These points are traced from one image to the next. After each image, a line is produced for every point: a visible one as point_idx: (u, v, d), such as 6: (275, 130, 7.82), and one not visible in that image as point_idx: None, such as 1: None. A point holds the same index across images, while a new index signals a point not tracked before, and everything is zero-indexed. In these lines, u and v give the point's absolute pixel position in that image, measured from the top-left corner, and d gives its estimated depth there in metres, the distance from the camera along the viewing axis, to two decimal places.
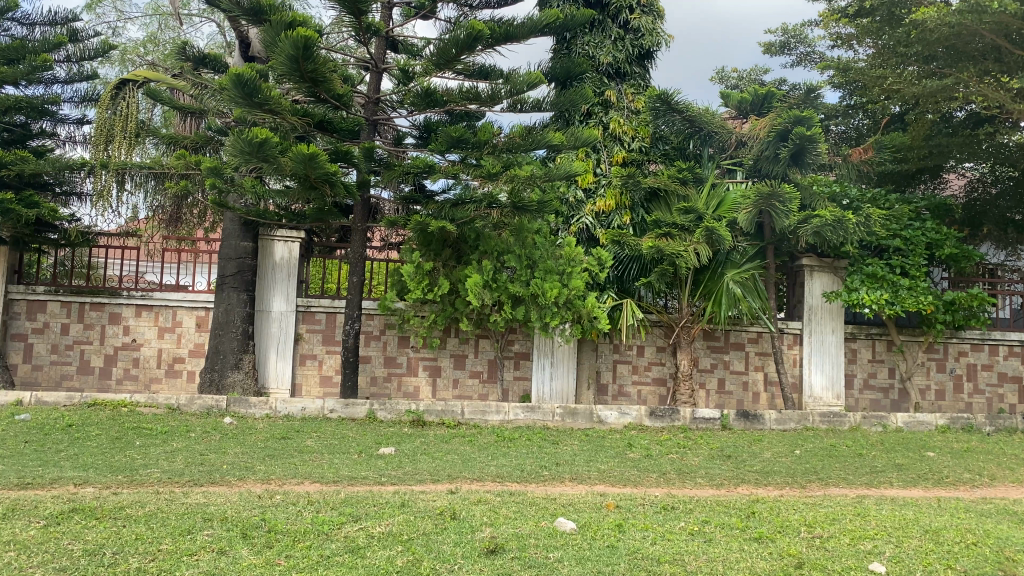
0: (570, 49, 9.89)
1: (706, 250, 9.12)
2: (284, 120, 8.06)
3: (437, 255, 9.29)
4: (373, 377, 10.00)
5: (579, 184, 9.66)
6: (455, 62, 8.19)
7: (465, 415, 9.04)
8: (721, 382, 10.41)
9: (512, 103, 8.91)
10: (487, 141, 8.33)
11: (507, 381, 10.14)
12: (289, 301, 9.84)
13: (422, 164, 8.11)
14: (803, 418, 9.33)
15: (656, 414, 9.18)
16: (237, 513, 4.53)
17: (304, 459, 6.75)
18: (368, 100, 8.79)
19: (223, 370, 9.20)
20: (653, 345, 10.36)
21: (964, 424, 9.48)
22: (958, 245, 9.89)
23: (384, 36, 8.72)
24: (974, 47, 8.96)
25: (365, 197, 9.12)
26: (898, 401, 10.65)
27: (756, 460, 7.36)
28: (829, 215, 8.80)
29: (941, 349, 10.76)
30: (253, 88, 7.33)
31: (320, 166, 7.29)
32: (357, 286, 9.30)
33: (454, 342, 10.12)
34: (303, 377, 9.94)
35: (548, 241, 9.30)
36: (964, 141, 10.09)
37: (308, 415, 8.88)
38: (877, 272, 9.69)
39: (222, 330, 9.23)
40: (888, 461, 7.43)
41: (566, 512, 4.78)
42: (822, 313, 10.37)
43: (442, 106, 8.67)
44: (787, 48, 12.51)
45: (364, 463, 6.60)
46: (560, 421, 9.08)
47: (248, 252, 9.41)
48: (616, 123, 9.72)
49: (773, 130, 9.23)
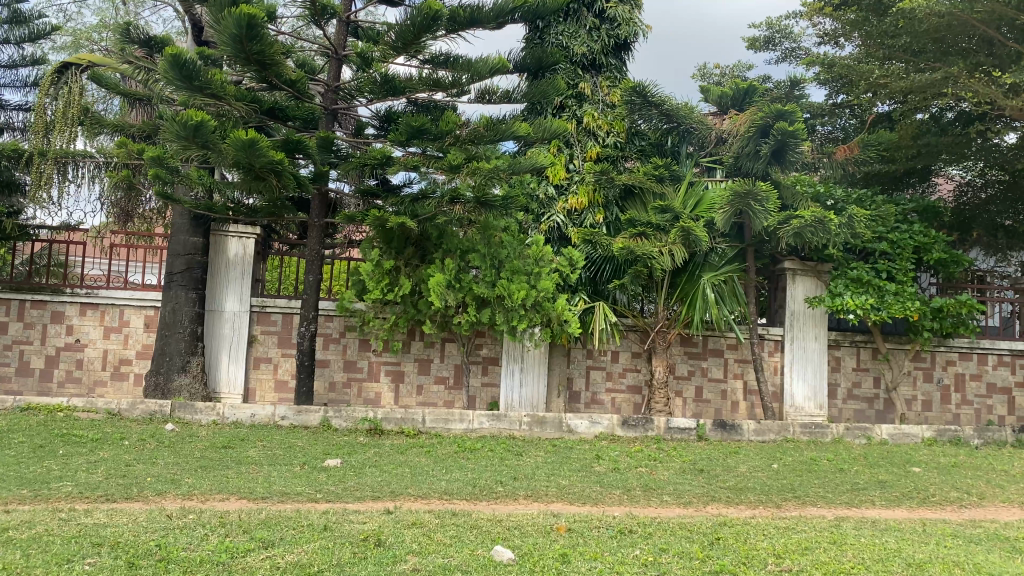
0: (543, 39, 9.41)
1: (682, 251, 8.63)
2: (231, 106, 7.52)
3: (398, 254, 8.78)
4: (332, 382, 9.47)
5: (550, 180, 9.17)
6: (414, 45, 7.64)
7: (426, 423, 8.51)
8: (699, 391, 9.94)
9: (479, 94, 8.55)
10: (449, 132, 7.79)
11: (474, 388, 9.63)
12: (242, 302, 9.30)
13: (379, 155, 7.60)
14: (782, 429, 8.85)
15: (629, 423, 8.68)
16: (134, 537, 4.00)
17: (239, 472, 6.22)
18: (328, 89, 8.19)
19: (169, 373, 8.67)
20: (628, 351, 9.87)
21: (952, 437, 9.03)
22: (946, 249, 9.45)
23: (343, 19, 8.18)
24: (964, 40, 8.53)
25: (323, 192, 8.62)
26: (883, 411, 10.20)
27: (729, 476, 6.87)
28: (811, 215, 8.35)
29: (928, 358, 10.32)
30: (191, 69, 6.76)
31: (263, 153, 6.79)
32: (313, 285, 8.77)
33: (419, 346, 9.61)
34: (257, 382, 9.41)
35: (515, 239, 8.74)
36: (954, 140, 9.66)
37: (257, 422, 8.34)
38: (861, 277, 9.24)
39: (169, 331, 8.69)
40: (871, 477, 6.96)
41: (508, 538, 4.27)
42: (804, 320, 9.91)
43: (403, 95, 8.12)
44: (771, 43, 12.08)
45: (303, 478, 6.08)
46: (527, 430, 8.58)
47: (198, 248, 8.88)
48: (590, 117, 9.22)
49: (752, 126, 8.72)
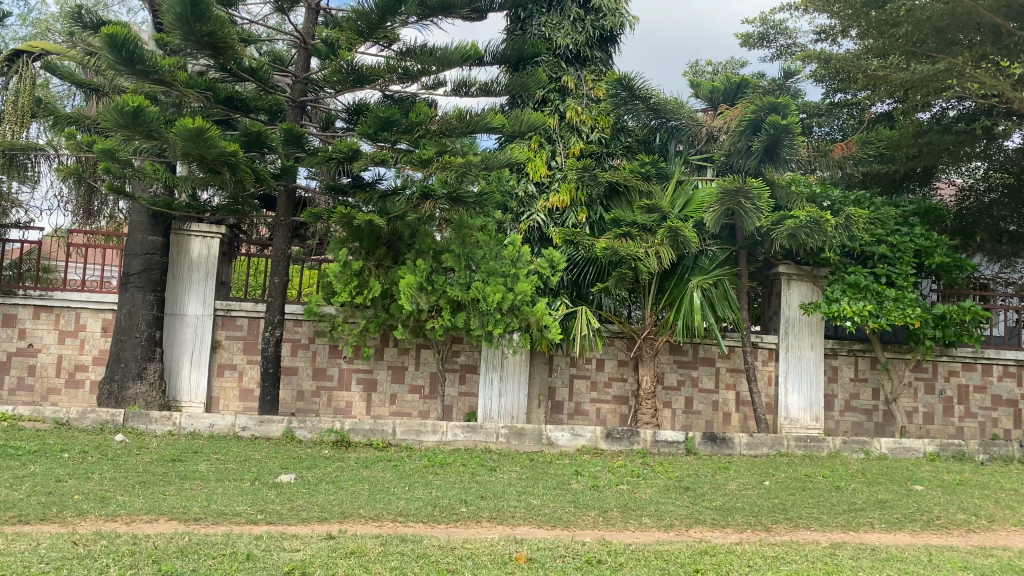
0: (524, 30, 8.94)
1: (669, 253, 8.12)
2: (183, 93, 7.03)
3: (369, 254, 8.28)
4: (300, 391, 8.95)
5: (530, 177, 8.71)
6: (379, 29, 7.16)
7: (397, 435, 7.97)
8: (689, 402, 9.43)
9: (456, 85, 8.13)
10: (420, 122, 7.29)
11: (451, 397, 9.12)
12: (206, 305, 8.80)
13: (344, 148, 7.10)
14: (776, 442, 8.33)
15: (613, 436, 8.15)
16: (22, 569, 3.46)
17: (180, 489, 5.70)
18: (296, 80, 7.67)
19: (123, 380, 8.16)
20: (614, 359, 9.36)
21: (955, 452, 8.52)
22: (949, 253, 8.97)
23: (310, 5, 7.70)
24: (970, 28, 8.07)
25: (290, 188, 8.08)
26: (882, 424, 9.69)
27: (717, 494, 6.34)
28: (805, 214, 7.86)
29: (930, 368, 9.82)
30: (131, 51, 6.27)
31: (212, 142, 6.32)
32: (278, 288, 8.24)
33: (392, 353, 9.10)
34: (221, 390, 8.90)
35: (492, 239, 8.21)
36: (958, 139, 9.20)
37: (216, 433, 7.81)
38: (859, 281, 8.72)
39: (124, 335, 8.19)
40: (869, 497, 6.43)
41: (456, 571, 3.74)
42: (799, 326, 9.41)
43: (372, 85, 7.61)
44: (766, 40, 11.65)
45: (248, 497, 5.57)
46: (505, 443, 8.05)
47: (156, 247, 8.38)
48: (573, 111, 8.76)
49: (744, 120, 8.23)
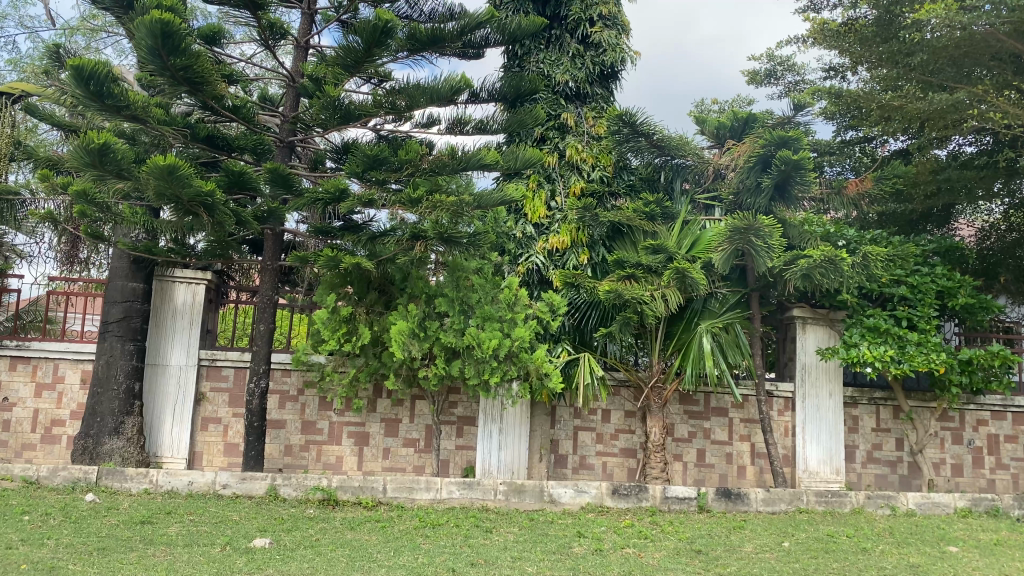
0: (522, 66, 8.65)
1: (676, 295, 7.66)
2: (161, 131, 6.72)
3: (359, 300, 7.88)
4: (288, 445, 8.47)
5: (528, 218, 8.37)
6: (366, 64, 6.85)
7: (388, 493, 7.45)
8: (700, 454, 8.88)
9: (451, 123, 7.86)
10: (411, 159, 6.92)
11: (448, 451, 8.62)
12: (189, 355, 8.39)
13: (331, 187, 6.73)
14: (795, 498, 7.75)
15: (619, 492, 7.60)
16: None
17: (140, 557, 5.19)
18: (284, 120, 7.42)
19: (99, 435, 7.72)
20: (620, 409, 8.86)
21: (988, 507, 7.91)
22: (974, 294, 8.49)
23: (297, 43, 7.45)
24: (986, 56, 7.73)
25: (277, 231, 7.74)
26: (908, 477, 9.09)
27: (731, 559, 5.77)
28: (820, 253, 7.40)
29: (957, 417, 9.25)
30: (100, 84, 5.96)
31: (187, 181, 5.98)
32: (264, 335, 7.80)
33: (385, 404, 8.63)
34: (204, 445, 8.43)
35: (489, 282, 7.79)
36: (978, 175, 8.78)
37: (195, 491, 7.31)
38: (879, 325, 8.19)
39: (101, 387, 7.78)
40: (900, 560, 5.84)
41: None
42: (816, 373, 8.90)
43: (360, 122, 7.24)
44: (773, 76, 11.39)
45: (214, 565, 5.07)
46: (504, 500, 7.51)
47: (137, 294, 8.01)
48: (573, 149, 8.44)
49: (752, 156, 7.86)
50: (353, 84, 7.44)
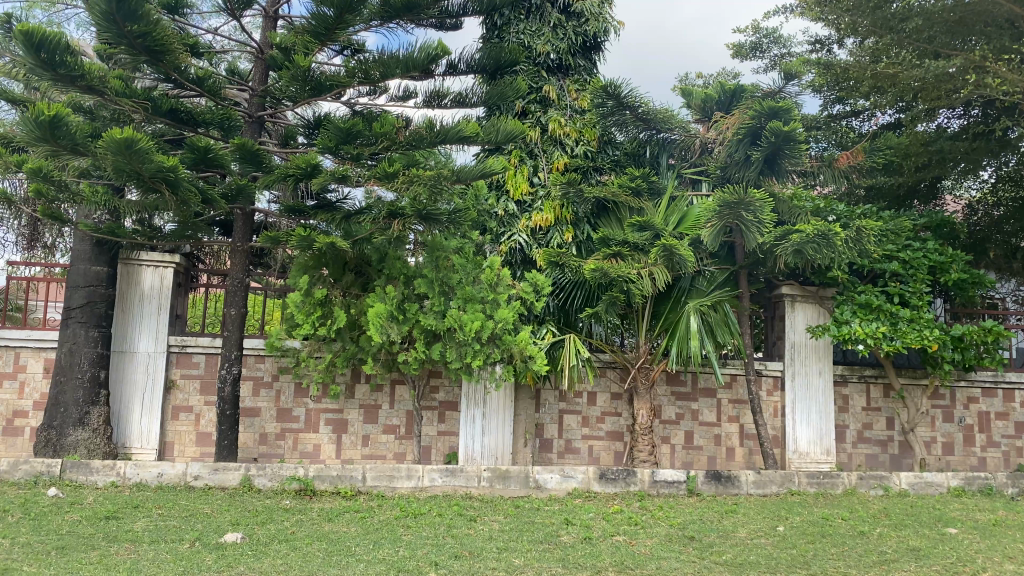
0: (501, 37, 8.31)
1: (664, 273, 7.40)
2: (119, 103, 6.33)
3: (335, 282, 7.57)
4: (263, 434, 8.16)
5: (510, 195, 8.08)
6: (337, 31, 6.49)
7: (367, 482, 7.16)
8: (689, 437, 8.66)
9: (428, 96, 7.54)
10: (386, 133, 6.57)
11: (429, 437, 8.35)
12: (158, 341, 8.03)
13: (301, 163, 6.37)
14: (786, 480, 7.56)
15: (607, 477, 7.36)
16: None
17: (102, 556, 4.87)
18: (252, 94, 7.02)
19: (63, 427, 7.37)
20: (606, 391, 8.61)
21: (982, 486, 7.76)
22: (965, 269, 8.31)
23: (265, 11, 7.08)
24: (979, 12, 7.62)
25: (247, 211, 7.40)
26: (899, 456, 8.93)
27: (726, 546, 5.54)
28: (811, 228, 7.15)
29: (948, 395, 9.10)
30: (49, 51, 5.58)
31: (147, 156, 5.63)
32: (235, 320, 7.46)
33: (364, 390, 8.33)
34: (175, 435, 8.09)
35: (469, 261, 7.47)
36: (969, 147, 8.60)
37: (165, 483, 6.98)
38: (871, 301, 7.98)
39: (64, 376, 7.42)
40: (899, 544, 5.64)
41: None
42: (806, 352, 8.69)
43: (331, 93, 6.85)
44: (759, 49, 11.16)
45: (181, 563, 4.76)
46: (487, 487, 7.25)
47: (101, 278, 7.63)
48: (556, 123, 8.14)
49: (741, 129, 7.57)
50: (324, 54, 7.14)
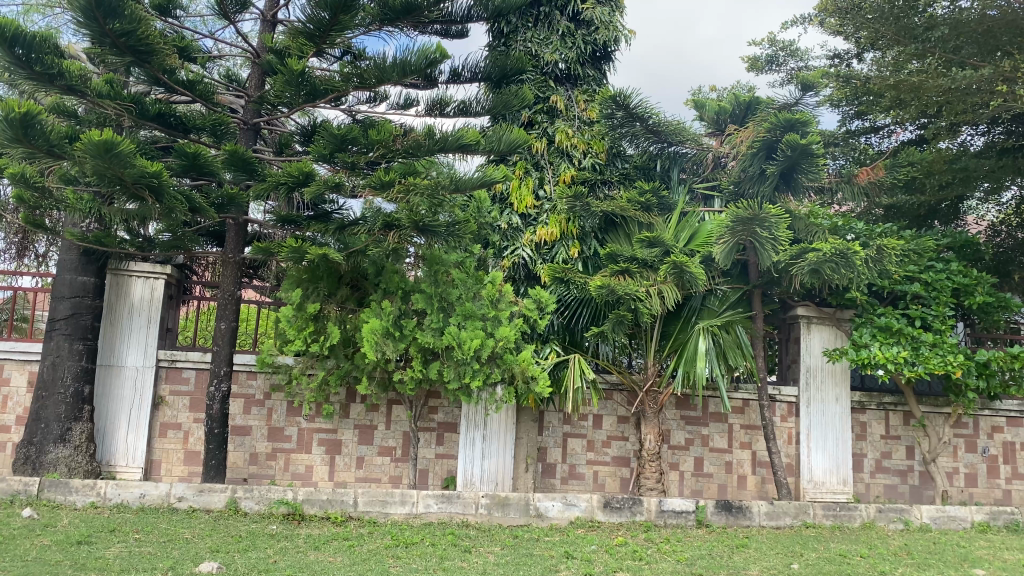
0: (508, 45, 8.04)
1: (673, 292, 7.05)
2: (104, 105, 6.08)
3: (330, 296, 7.27)
4: (253, 453, 7.83)
5: (515, 208, 7.80)
6: (333, 33, 6.21)
7: (359, 507, 6.81)
8: (698, 463, 8.28)
9: (430, 104, 7.26)
10: (382, 140, 6.26)
11: (427, 459, 8.01)
12: (146, 356, 7.73)
13: (293, 171, 6.07)
14: (801, 512, 7.15)
15: (612, 506, 7.00)
16: None
17: None
18: (248, 100, 6.80)
19: (43, 443, 7.06)
20: (612, 414, 8.25)
21: (1008, 521, 7.33)
22: (991, 292, 7.92)
23: (261, 13, 6.82)
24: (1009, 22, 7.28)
25: (240, 222, 7.12)
26: (919, 487, 8.51)
27: None
28: (829, 246, 6.78)
29: (971, 424, 8.69)
30: (26, 46, 5.34)
31: (127, 160, 5.35)
32: (225, 334, 7.12)
33: (359, 409, 8.00)
34: (162, 453, 7.78)
35: (470, 277, 7.15)
36: (995, 165, 8.24)
37: (147, 504, 6.65)
38: (891, 324, 7.60)
39: (46, 391, 7.13)
40: None
41: None
42: (822, 378, 8.31)
43: (326, 98, 6.57)
44: (774, 62, 10.88)
45: None
46: (485, 515, 6.88)
47: (88, 289, 7.36)
48: (563, 134, 7.88)
49: (756, 141, 7.23)
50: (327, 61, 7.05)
